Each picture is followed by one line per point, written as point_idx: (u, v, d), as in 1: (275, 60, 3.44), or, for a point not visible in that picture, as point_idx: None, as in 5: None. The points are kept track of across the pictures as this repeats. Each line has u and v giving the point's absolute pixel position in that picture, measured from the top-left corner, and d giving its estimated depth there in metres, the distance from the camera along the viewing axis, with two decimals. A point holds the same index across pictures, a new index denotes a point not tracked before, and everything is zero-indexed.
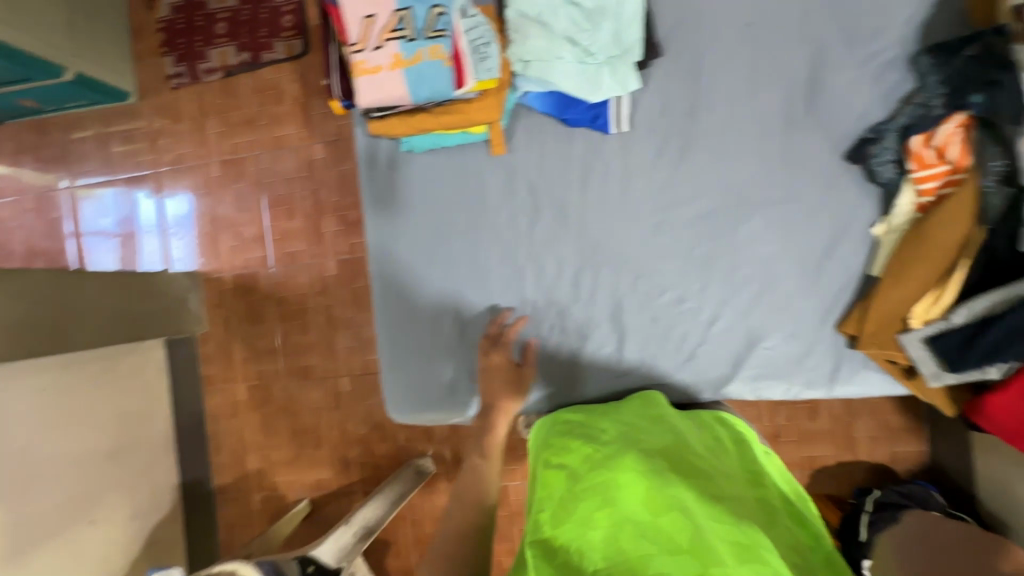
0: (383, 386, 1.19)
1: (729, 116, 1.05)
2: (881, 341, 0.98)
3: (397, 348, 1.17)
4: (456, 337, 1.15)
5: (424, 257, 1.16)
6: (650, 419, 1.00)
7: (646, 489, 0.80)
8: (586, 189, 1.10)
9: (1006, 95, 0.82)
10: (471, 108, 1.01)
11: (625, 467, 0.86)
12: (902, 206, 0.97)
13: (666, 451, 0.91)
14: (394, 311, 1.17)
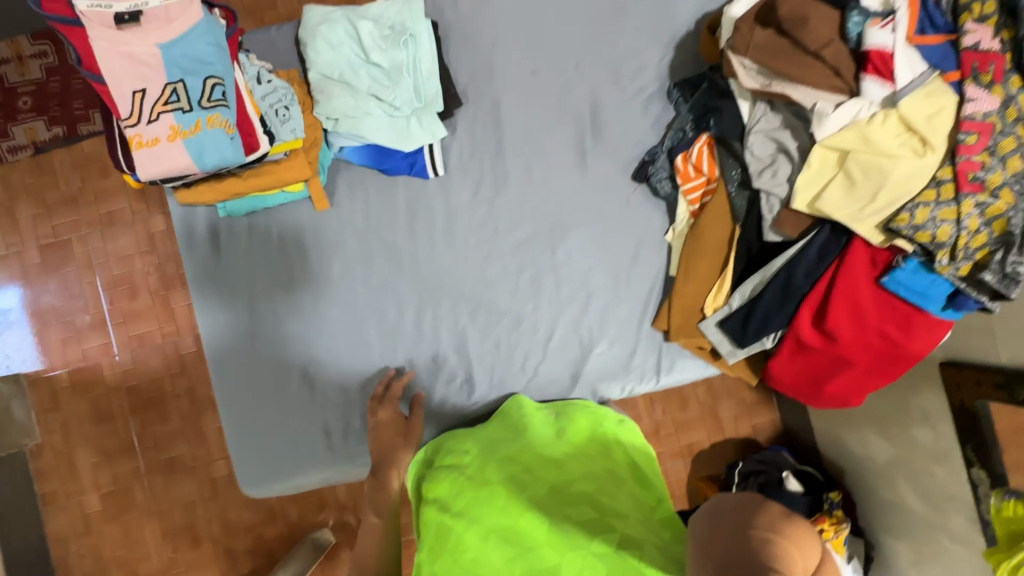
0: (232, 464, 1.12)
1: (530, 156, 1.17)
2: (686, 331, 1.12)
3: (242, 421, 1.11)
4: (299, 401, 1.12)
5: (263, 323, 1.13)
6: (515, 426, 1.03)
7: (498, 498, 0.82)
8: (411, 236, 1.16)
9: (727, 118, 1.02)
10: (280, 169, 1.02)
11: (484, 481, 0.87)
12: (681, 216, 1.13)
13: (525, 455, 0.93)
14: (234, 383, 1.12)
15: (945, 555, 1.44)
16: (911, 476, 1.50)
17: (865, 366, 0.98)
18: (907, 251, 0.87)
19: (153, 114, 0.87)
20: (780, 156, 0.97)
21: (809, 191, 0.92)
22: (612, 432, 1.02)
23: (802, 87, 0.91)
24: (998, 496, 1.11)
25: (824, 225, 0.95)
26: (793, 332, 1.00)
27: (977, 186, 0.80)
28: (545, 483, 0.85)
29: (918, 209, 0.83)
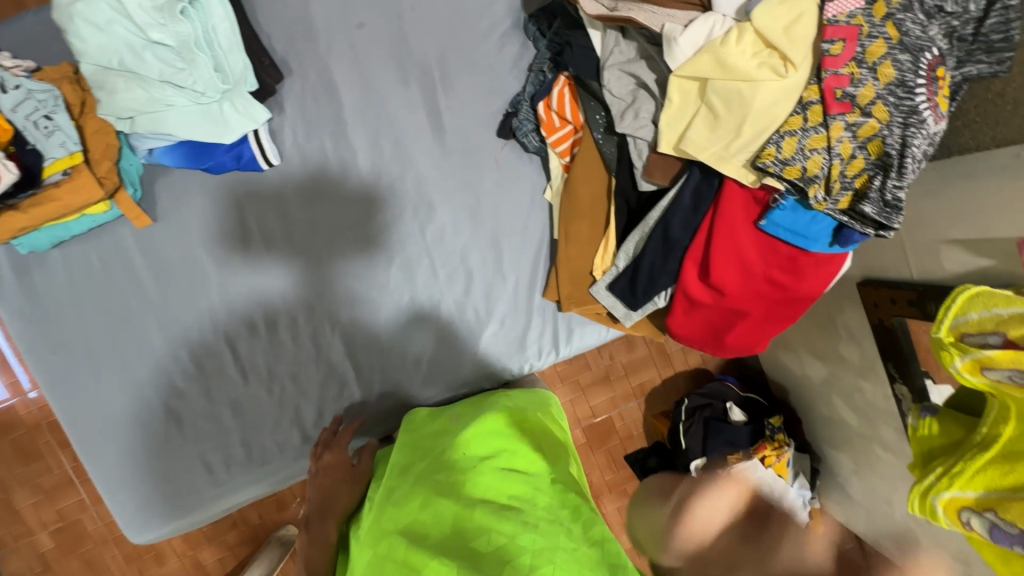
0: (114, 516, 1.03)
1: (377, 126, 1.02)
2: (577, 299, 1.03)
3: (109, 474, 1.00)
4: (168, 442, 1.02)
5: (108, 365, 1.00)
6: (417, 451, 0.94)
7: (396, 559, 0.72)
8: (258, 237, 1.02)
9: (578, 53, 0.88)
10: (63, 192, 0.86)
11: (383, 544, 0.77)
12: (554, 171, 1.00)
13: (423, 488, 0.84)
14: (92, 437, 1.00)
15: (881, 464, 1.44)
16: (844, 392, 1.48)
17: (758, 314, 0.89)
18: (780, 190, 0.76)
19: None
20: (641, 92, 0.84)
21: (674, 131, 0.80)
22: (509, 428, 0.95)
23: (653, 6, 0.78)
24: (915, 415, 1.07)
25: (693, 167, 0.83)
26: (681, 290, 0.90)
27: (846, 104, 0.69)
28: (446, 517, 0.75)
29: (783, 140, 0.72)
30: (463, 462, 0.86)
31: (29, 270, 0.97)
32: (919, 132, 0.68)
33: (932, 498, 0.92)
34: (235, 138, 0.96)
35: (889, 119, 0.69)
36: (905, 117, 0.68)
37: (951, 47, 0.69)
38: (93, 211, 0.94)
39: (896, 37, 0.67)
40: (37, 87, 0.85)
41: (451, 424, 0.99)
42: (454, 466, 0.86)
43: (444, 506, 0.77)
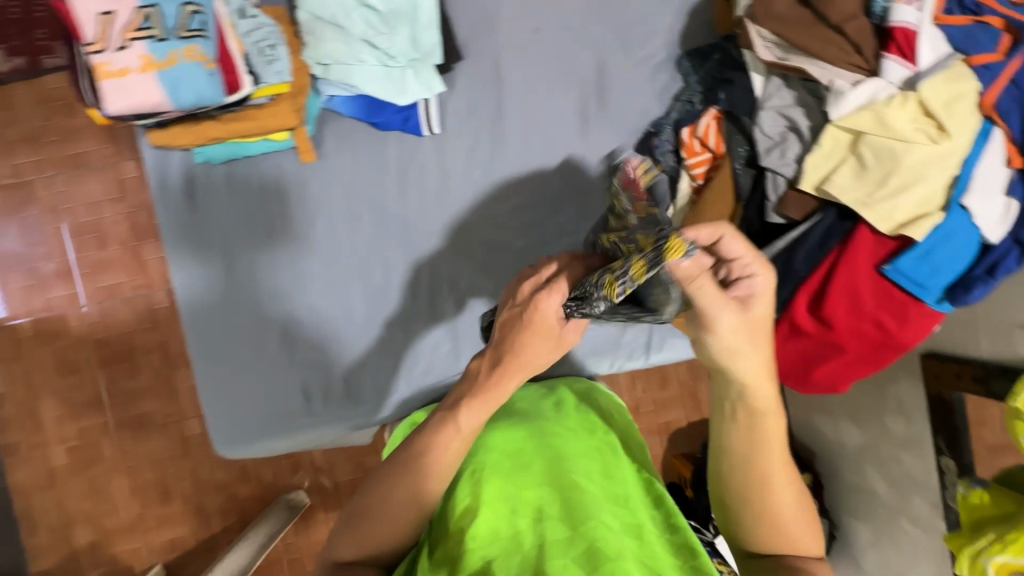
0: (207, 423, 1.08)
1: (531, 120, 1.12)
2: (678, 308, 1.12)
3: (215, 379, 1.07)
4: (275, 363, 1.08)
5: (242, 279, 1.08)
6: (522, 418, 1.08)
7: (509, 497, 0.91)
8: (405, 193, 1.10)
9: (739, 91, 1.00)
10: (265, 114, 0.96)
11: (490, 485, 0.92)
12: (683, 192, 1.08)
13: (535, 446, 1.00)
14: (208, 344, 1.07)
15: (905, 538, 1.48)
16: (879, 462, 1.54)
17: (856, 353, 0.97)
18: (915, 239, 0.86)
19: (122, 40, 0.83)
20: (790, 135, 0.95)
21: (817, 173, 0.90)
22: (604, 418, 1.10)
23: (821, 63, 0.89)
24: (965, 485, 1.16)
25: (830, 208, 0.93)
26: (788, 317, 0.98)
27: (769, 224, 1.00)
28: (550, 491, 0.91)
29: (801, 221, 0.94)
30: (566, 442, 1.01)
31: (197, 179, 1.07)
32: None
33: (984, 560, 0.98)
34: (408, 103, 1.07)
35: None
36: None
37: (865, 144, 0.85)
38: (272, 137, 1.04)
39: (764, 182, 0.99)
40: (267, 20, 0.96)
41: (549, 396, 1.13)
42: (564, 439, 1.02)
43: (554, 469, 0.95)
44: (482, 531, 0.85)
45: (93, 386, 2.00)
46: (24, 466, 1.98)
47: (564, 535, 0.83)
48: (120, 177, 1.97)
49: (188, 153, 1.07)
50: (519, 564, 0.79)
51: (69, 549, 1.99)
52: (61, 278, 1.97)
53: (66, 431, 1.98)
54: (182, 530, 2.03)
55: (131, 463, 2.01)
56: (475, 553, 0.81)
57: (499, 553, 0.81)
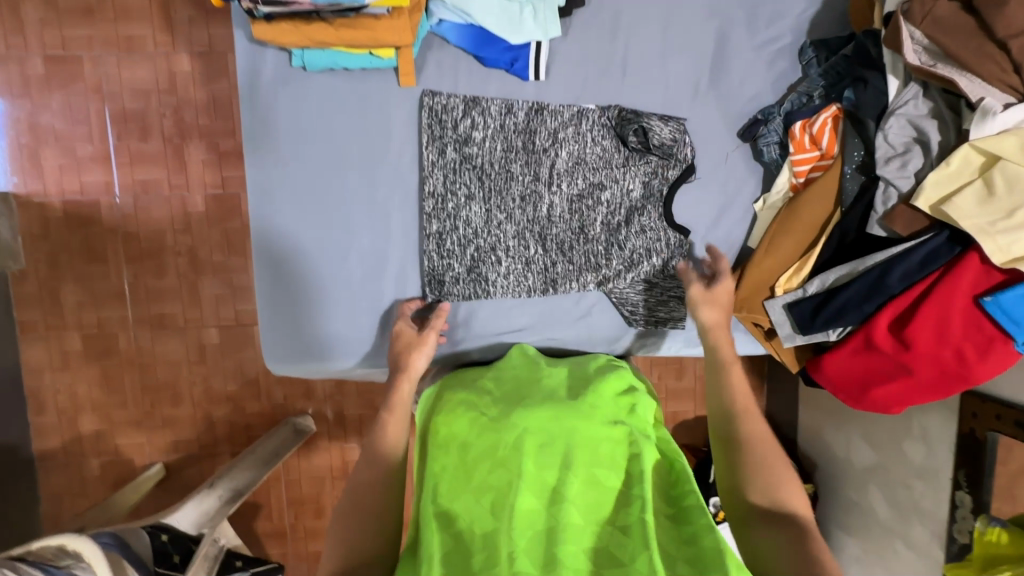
0: (263, 331, 1.12)
1: (639, 83, 1.10)
2: (750, 304, 1.11)
3: (277, 302, 1.11)
4: (342, 286, 1.12)
5: (264, 184, 1.08)
6: (544, 393, 1.05)
7: (523, 471, 0.90)
8: (501, 129, 1.09)
9: (869, 92, 0.98)
10: (380, 26, 0.94)
11: (503, 467, 0.92)
12: (782, 185, 1.09)
13: (559, 424, 0.97)
14: (275, 257, 1.10)
15: (896, 560, 1.54)
16: (885, 485, 1.57)
17: (924, 379, 0.97)
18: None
19: None
20: (916, 146, 0.93)
21: (937, 191, 0.89)
22: (634, 399, 1.07)
23: (971, 76, 0.89)
24: (983, 521, 1.18)
25: (943, 229, 0.92)
26: (866, 330, 0.99)
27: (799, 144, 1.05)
28: (573, 480, 0.89)
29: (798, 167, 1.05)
30: (593, 423, 0.97)
31: (284, 99, 1.06)
32: (471, 179, 1.10)
33: None
34: (520, 42, 1.05)
35: (667, 133, 1.10)
36: (461, 104, 1.08)
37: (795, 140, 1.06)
38: (376, 54, 1.02)
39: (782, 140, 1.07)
40: None
41: (571, 380, 1.10)
42: (585, 424, 0.96)
43: (573, 451, 0.92)
44: (494, 509, 0.87)
45: (116, 278, 1.97)
46: (39, 346, 1.96)
47: (575, 519, 0.83)
48: (171, 68, 1.88)
49: (284, 54, 1.05)
50: (531, 540, 0.82)
51: (75, 434, 2.01)
52: (98, 162, 1.91)
53: (84, 319, 1.96)
54: (187, 434, 2.05)
55: (145, 360, 2.01)
56: (484, 520, 0.86)
57: (511, 526, 0.83)
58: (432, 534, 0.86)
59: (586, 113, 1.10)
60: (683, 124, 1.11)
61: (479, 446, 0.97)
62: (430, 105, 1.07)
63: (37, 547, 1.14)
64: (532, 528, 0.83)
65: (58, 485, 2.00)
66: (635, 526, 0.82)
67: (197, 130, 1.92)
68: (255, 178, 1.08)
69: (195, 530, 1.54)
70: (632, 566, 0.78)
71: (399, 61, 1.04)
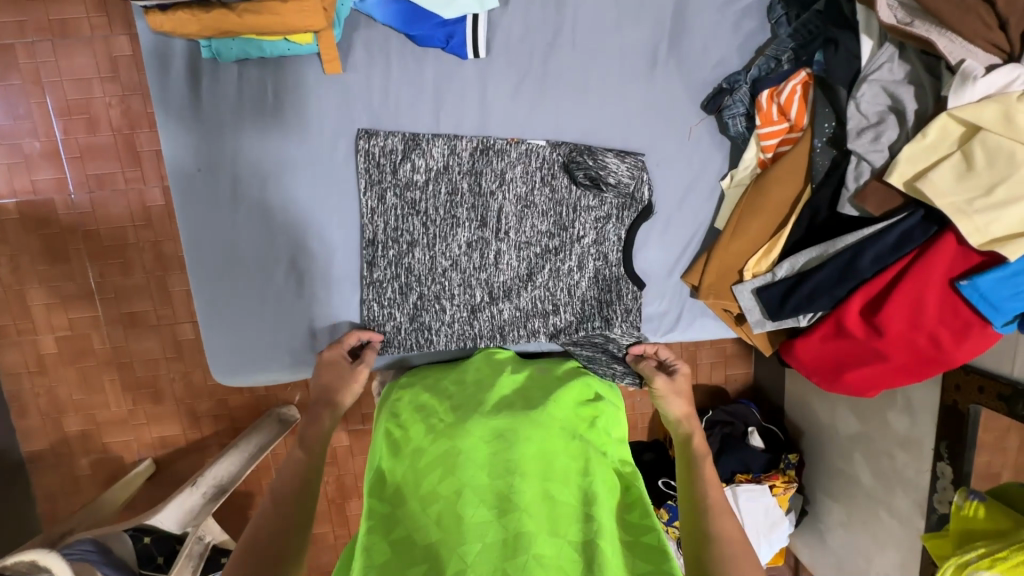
0: (207, 343, 1.07)
1: (593, 56, 1.02)
2: (717, 290, 1.06)
3: (217, 321, 1.06)
4: (283, 310, 1.08)
5: (193, 203, 1.01)
6: (503, 403, 1.01)
7: (475, 481, 0.86)
8: (444, 172, 1.05)
9: (840, 56, 0.89)
10: (287, 10, 0.84)
11: (458, 474, 0.87)
12: (749, 160, 1.04)
13: (513, 435, 0.93)
14: (211, 271, 1.04)
15: (879, 527, 1.54)
16: (869, 454, 1.55)
17: (896, 362, 0.92)
18: (1007, 259, 0.80)
19: None
20: (890, 116, 0.85)
21: (913, 167, 0.82)
22: (596, 412, 1.04)
23: (953, 35, 0.80)
24: (962, 495, 1.15)
25: (919, 208, 0.85)
26: (836, 315, 0.93)
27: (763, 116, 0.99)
28: (529, 491, 0.84)
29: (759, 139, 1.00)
30: (551, 438, 0.94)
31: (201, 99, 0.97)
32: (415, 225, 1.06)
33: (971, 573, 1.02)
34: (454, 16, 0.94)
35: (624, 170, 1.05)
36: (401, 145, 1.02)
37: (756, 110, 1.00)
38: (292, 39, 0.93)
39: (748, 108, 1.01)
40: None
41: (530, 384, 1.07)
42: (546, 437, 0.94)
43: (532, 464, 0.89)
44: (441, 521, 0.81)
45: (83, 278, 1.92)
46: (13, 351, 1.94)
47: (534, 530, 0.78)
48: (111, 53, 1.77)
49: (194, 42, 0.95)
50: (484, 555, 0.75)
51: (61, 435, 2.01)
52: (47, 159, 1.82)
53: (55, 321, 1.92)
54: (173, 429, 2.05)
55: (122, 359, 1.98)
56: (433, 530, 0.80)
57: (463, 536, 0.77)
58: (373, 541, 0.81)
59: (534, 150, 1.05)
60: (642, 161, 1.06)
61: (432, 452, 0.93)
62: (366, 148, 1.01)
63: (10, 562, 1.15)
64: (485, 539, 0.77)
65: (52, 484, 2.02)
66: (595, 543, 0.77)
67: (147, 119, 1.82)
68: (180, 195, 1.01)
69: (179, 529, 1.51)
70: None
71: (319, 45, 0.94)
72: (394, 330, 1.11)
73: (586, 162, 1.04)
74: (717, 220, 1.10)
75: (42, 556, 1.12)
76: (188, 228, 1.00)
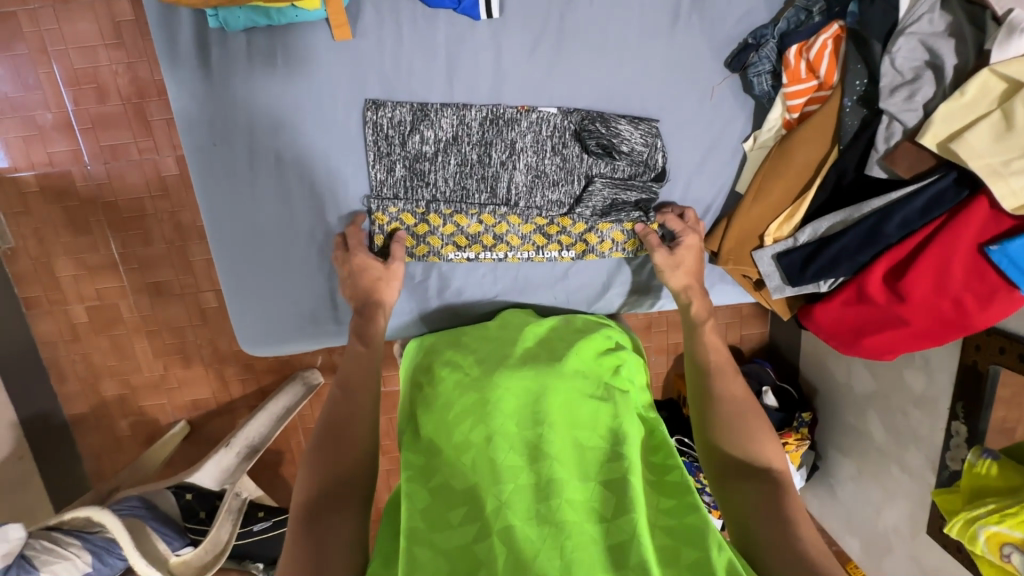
0: (232, 316, 1.10)
1: (613, 11, 0.98)
2: (737, 256, 1.05)
3: (242, 294, 1.08)
4: (305, 283, 1.10)
5: (208, 176, 1.00)
6: (529, 354, 1.06)
7: (506, 431, 0.92)
8: (455, 144, 1.03)
9: (877, 6, 0.85)
10: None
11: (488, 429, 0.92)
12: (773, 121, 1.01)
13: (541, 385, 0.99)
14: (231, 245, 1.05)
15: (890, 480, 1.57)
16: (884, 412, 1.56)
17: (919, 328, 0.91)
18: None
19: None
20: (926, 72, 0.82)
21: (947, 127, 0.79)
22: (618, 359, 1.09)
23: None
24: (975, 454, 1.17)
25: (951, 170, 0.82)
26: (858, 282, 0.92)
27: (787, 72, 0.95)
28: (560, 437, 0.91)
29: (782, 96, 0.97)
30: (576, 387, 1.00)
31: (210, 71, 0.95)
32: (426, 197, 1.06)
33: (979, 527, 1.05)
34: None
35: (638, 138, 1.04)
36: (409, 116, 1.00)
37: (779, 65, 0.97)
38: (300, 5, 0.90)
39: (773, 63, 0.97)
40: None
41: (555, 337, 1.11)
42: (570, 388, 1.00)
43: (560, 412, 0.95)
44: (475, 468, 0.88)
45: (106, 250, 1.95)
46: (47, 320, 2.00)
47: (564, 475, 0.85)
48: (114, 18, 1.73)
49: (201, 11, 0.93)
50: (520, 492, 0.83)
51: (98, 399, 2.10)
52: (61, 130, 1.82)
53: (83, 291, 1.98)
54: (203, 392, 2.13)
55: (150, 327, 2.04)
56: (469, 479, 0.87)
57: (498, 484, 0.84)
58: (414, 489, 0.88)
59: (546, 118, 1.03)
60: (655, 128, 1.04)
61: (462, 404, 0.98)
62: (374, 121, 1.00)
63: (66, 519, 1.24)
64: (518, 483, 0.84)
65: (95, 445, 2.14)
66: (624, 481, 0.84)
67: (155, 87, 1.80)
68: (195, 169, 1.00)
69: (218, 487, 1.61)
70: (621, 521, 0.79)
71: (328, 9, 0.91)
72: (418, 295, 1.15)
73: (598, 131, 1.03)
74: (739, 185, 1.09)
75: (96, 513, 1.22)
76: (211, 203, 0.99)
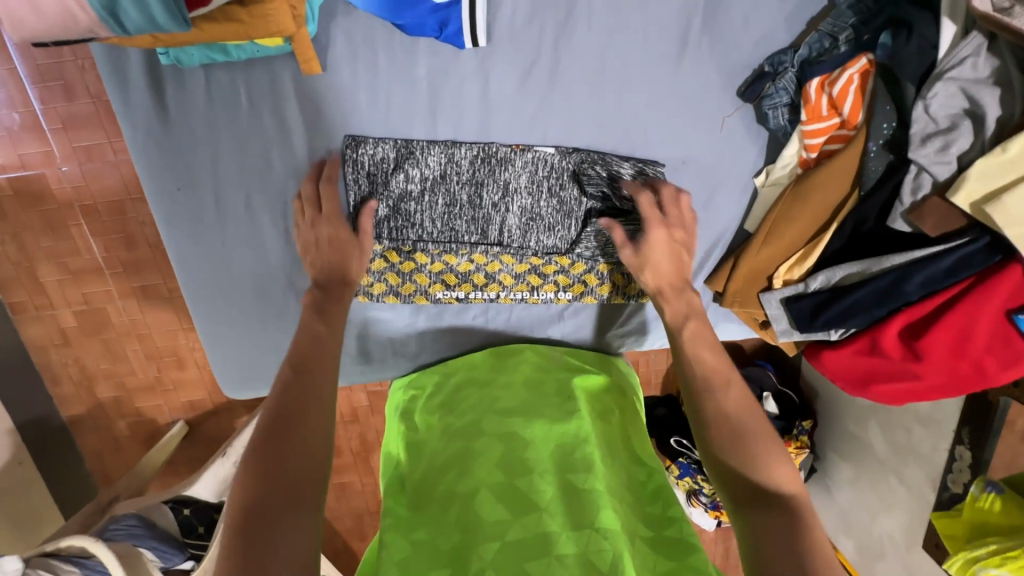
0: (213, 357, 1.09)
1: (616, 37, 0.92)
2: (743, 299, 1.03)
3: (219, 335, 1.07)
4: (285, 323, 1.08)
5: (178, 218, 0.96)
6: (516, 397, 1.01)
7: (491, 485, 0.86)
8: (442, 181, 0.98)
9: (913, 45, 0.79)
10: (251, 16, 0.73)
11: (479, 478, 0.87)
12: (789, 157, 0.97)
13: (527, 430, 0.94)
14: (204, 288, 1.02)
15: (888, 493, 1.56)
16: (886, 425, 1.53)
17: (933, 384, 0.87)
18: None
19: None
20: (965, 121, 0.76)
21: (985, 185, 0.73)
22: (609, 406, 1.04)
23: None
24: (978, 487, 1.15)
25: (984, 234, 0.78)
26: (873, 335, 0.89)
27: (806, 110, 0.90)
28: (547, 485, 0.85)
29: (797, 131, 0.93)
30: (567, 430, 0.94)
31: (170, 117, 0.90)
32: (410, 237, 1.01)
33: (979, 569, 1.07)
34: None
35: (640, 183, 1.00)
36: (392, 153, 0.95)
37: (797, 98, 0.92)
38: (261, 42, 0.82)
39: (795, 94, 0.91)
40: None
41: (545, 378, 1.05)
42: (560, 431, 0.94)
43: (548, 461, 0.89)
44: (459, 524, 0.82)
45: (89, 254, 1.83)
46: (34, 325, 1.91)
47: (556, 527, 0.78)
48: None
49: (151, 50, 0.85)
50: (504, 553, 0.76)
51: (95, 400, 2.05)
52: (31, 133, 1.65)
53: (69, 297, 1.87)
54: (200, 393, 2.10)
55: (140, 330, 1.96)
56: (451, 535, 0.82)
57: (480, 538, 0.78)
58: (393, 544, 0.82)
59: (543, 158, 0.98)
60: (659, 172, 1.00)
61: (448, 451, 0.94)
62: (354, 159, 0.94)
63: (63, 547, 1.24)
64: (503, 538, 0.78)
65: (94, 445, 2.11)
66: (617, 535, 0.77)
67: None
68: (162, 211, 0.95)
69: (217, 499, 1.63)
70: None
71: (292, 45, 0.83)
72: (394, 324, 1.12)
73: (598, 175, 0.99)
74: (746, 222, 1.06)
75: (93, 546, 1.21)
76: (178, 248, 0.95)
